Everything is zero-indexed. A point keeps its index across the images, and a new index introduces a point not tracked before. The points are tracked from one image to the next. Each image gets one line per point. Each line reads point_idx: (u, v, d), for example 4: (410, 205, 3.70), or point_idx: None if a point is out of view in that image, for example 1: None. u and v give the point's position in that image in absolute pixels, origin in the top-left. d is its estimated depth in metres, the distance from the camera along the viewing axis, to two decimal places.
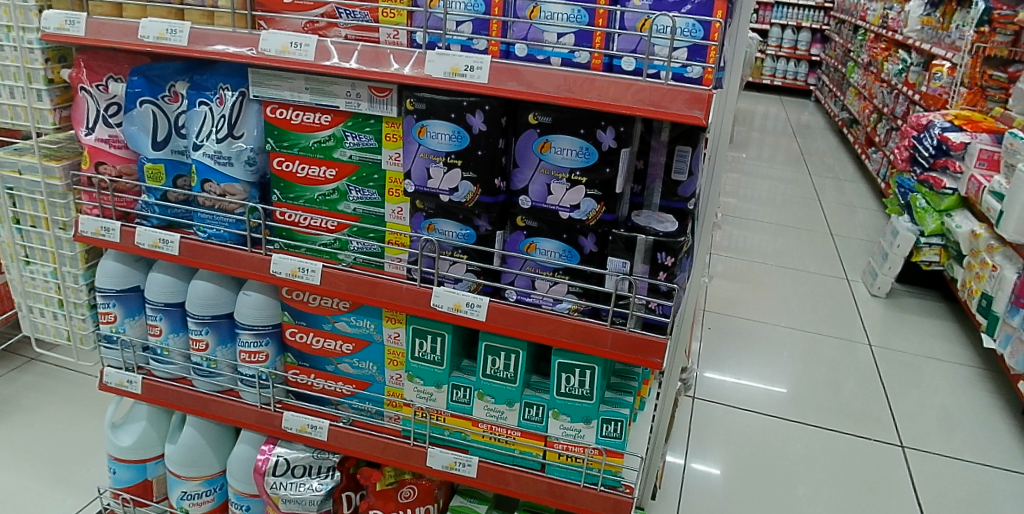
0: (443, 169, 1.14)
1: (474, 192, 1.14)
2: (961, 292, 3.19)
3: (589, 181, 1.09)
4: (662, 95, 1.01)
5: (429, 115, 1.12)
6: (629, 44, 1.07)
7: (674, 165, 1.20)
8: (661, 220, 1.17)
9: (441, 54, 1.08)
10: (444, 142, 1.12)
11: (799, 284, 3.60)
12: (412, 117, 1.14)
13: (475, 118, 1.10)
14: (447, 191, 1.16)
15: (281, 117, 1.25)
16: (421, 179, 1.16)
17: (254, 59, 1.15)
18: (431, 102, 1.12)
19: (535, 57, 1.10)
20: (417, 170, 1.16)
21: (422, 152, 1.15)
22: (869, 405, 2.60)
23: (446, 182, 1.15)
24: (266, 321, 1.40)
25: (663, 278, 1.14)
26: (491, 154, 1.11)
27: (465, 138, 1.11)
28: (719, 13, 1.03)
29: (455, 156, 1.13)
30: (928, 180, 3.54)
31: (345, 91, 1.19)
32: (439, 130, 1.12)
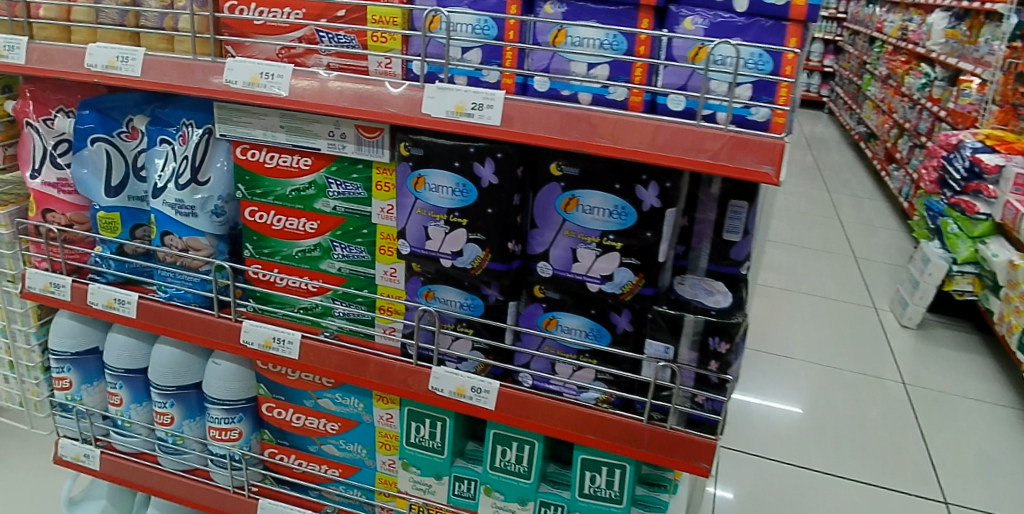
0: (445, 229, 0.93)
1: (483, 258, 0.93)
2: (998, 327, 2.80)
3: (625, 247, 0.88)
4: (721, 144, 0.80)
5: (428, 163, 0.91)
6: (677, 78, 0.86)
7: (726, 223, 0.98)
8: (711, 292, 0.95)
9: (443, 88, 0.87)
10: (446, 197, 0.91)
11: (820, 308, 3.27)
12: (407, 164, 0.93)
13: (484, 168, 0.88)
14: (449, 255, 0.94)
15: (253, 159, 1.05)
16: (418, 240, 0.95)
17: (219, 93, 0.95)
18: (431, 147, 0.91)
19: (559, 93, 0.88)
20: (413, 229, 0.95)
21: (418, 208, 0.94)
22: (903, 450, 2.26)
23: (448, 245, 0.94)
24: (238, 395, 1.20)
25: (714, 368, 0.92)
26: (504, 212, 0.89)
27: (471, 192, 0.90)
28: (792, 42, 0.83)
29: (460, 213, 0.91)
30: (959, 203, 3.16)
31: (328, 131, 0.98)
32: (440, 182, 0.91)
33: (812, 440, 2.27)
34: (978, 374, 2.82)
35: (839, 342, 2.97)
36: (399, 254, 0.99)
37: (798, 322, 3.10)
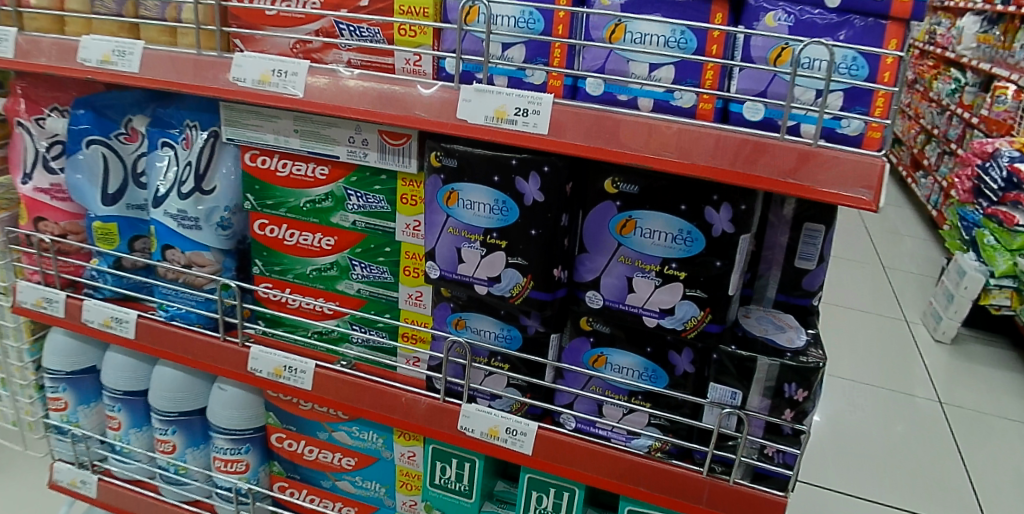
0: (481, 252, 0.81)
1: (525, 285, 0.81)
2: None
3: (690, 278, 0.75)
4: (810, 159, 0.67)
5: (463, 176, 0.79)
6: (754, 83, 0.73)
7: (800, 248, 0.85)
8: (783, 329, 0.84)
9: (481, 90, 0.75)
10: (483, 215, 0.80)
11: (851, 318, 3.10)
12: (438, 176, 0.81)
13: (527, 184, 0.76)
14: (485, 281, 0.82)
15: (264, 166, 0.93)
16: (449, 263, 0.83)
17: (225, 93, 0.84)
18: (466, 157, 0.79)
19: (614, 97, 0.76)
20: (444, 250, 0.83)
21: (450, 226, 0.82)
22: (942, 473, 2.10)
23: (485, 270, 0.82)
24: (246, 424, 1.10)
25: (788, 418, 0.80)
26: (551, 234, 0.77)
27: (513, 210, 0.78)
28: (892, 44, 0.70)
29: (499, 234, 0.79)
30: (996, 214, 2.99)
31: (347, 137, 0.87)
32: (477, 198, 0.79)
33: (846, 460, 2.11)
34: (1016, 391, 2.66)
35: (865, 354, 2.77)
36: (426, 278, 0.87)
37: (823, 330, 2.91)
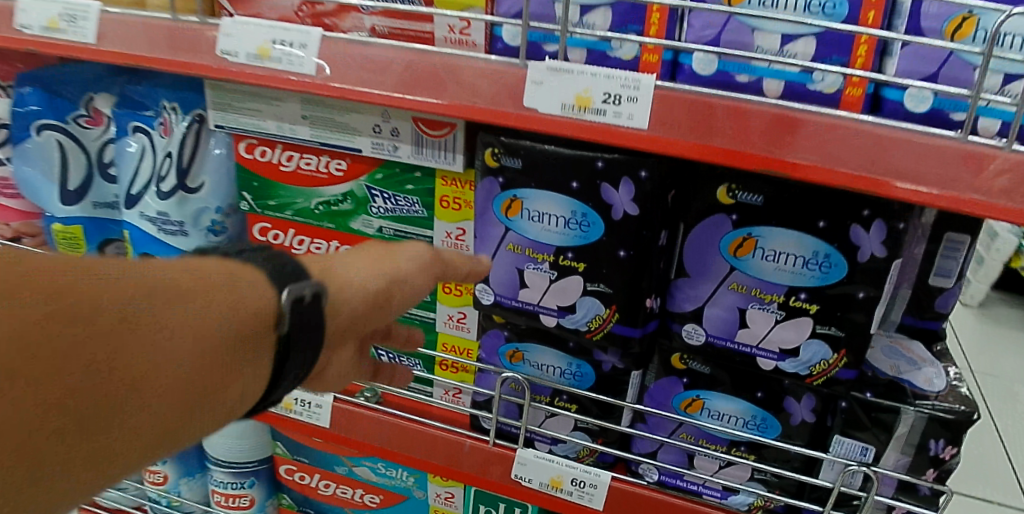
0: (551, 275, 0.65)
1: (606, 318, 0.65)
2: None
3: (823, 313, 0.59)
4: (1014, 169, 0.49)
5: (529, 181, 0.62)
6: (923, 63, 0.54)
7: (936, 265, 0.69)
8: (918, 365, 0.68)
9: (556, 68, 0.57)
10: (556, 230, 0.63)
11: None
12: (496, 179, 0.64)
13: (617, 193, 0.59)
14: (553, 311, 0.66)
15: (264, 160, 0.75)
16: (508, 286, 0.67)
17: (210, 71, 0.65)
18: (534, 156, 0.61)
19: (731, 78, 0.57)
20: (501, 271, 0.67)
21: (510, 243, 0.65)
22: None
23: (555, 297, 0.66)
24: (251, 456, 0.94)
25: (930, 478, 0.64)
26: (646, 256, 0.61)
27: (595, 225, 0.61)
28: None
29: (575, 255, 0.63)
30: None
31: (372, 125, 0.68)
32: (547, 209, 0.62)
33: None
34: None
35: None
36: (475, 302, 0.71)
37: None
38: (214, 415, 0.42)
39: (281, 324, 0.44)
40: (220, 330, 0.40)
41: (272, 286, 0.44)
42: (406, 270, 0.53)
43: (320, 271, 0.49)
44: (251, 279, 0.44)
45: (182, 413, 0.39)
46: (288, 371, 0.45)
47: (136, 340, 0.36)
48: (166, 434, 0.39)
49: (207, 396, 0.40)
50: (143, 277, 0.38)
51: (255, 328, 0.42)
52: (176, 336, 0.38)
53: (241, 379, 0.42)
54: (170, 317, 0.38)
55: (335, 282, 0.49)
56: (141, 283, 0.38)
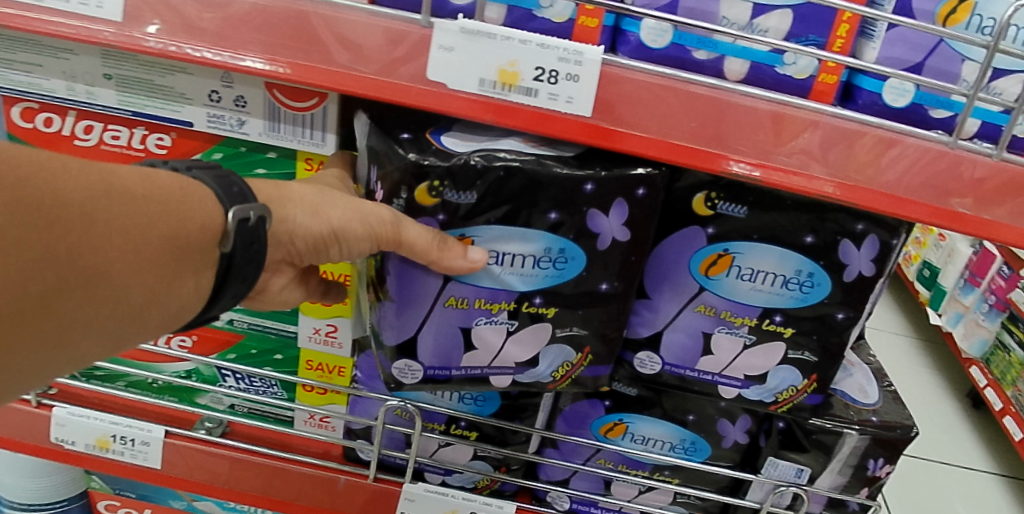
0: (509, 327, 0.51)
1: (579, 364, 0.52)
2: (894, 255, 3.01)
3: (798, 337, 0.52)
4: (988, 177, 0.46)
5: (488, 218, 0.47)
6: (908, 50, 0.47)
7: None
8: (847, 372, 0.63)
9: (471, 32, 0.43)
10: (524, 270, 0.49)
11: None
12: (435, 218, 0.47)
13: (606, 218, 0.47)
14: (509, 369, 0.52)
15: (48, 128, 0.53)
16: (446, 353, 0.51)
17: None
18: (492, 183, 0.46)
19: (686, 54, 0.46)
20: (432, 336, 0.51)
21: (450, 298, 0.50)
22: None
23: (511, 351, 0.52)
24: (54, 496, 0.74)
25: (862, 495, 0.60)
26: (630, 284, 0.50)
27: (573, 257, 0.48)
28: None
29: (544, 299, 0.50)
30: None
31: (206, 92, 0.50)
32: (508, 246, 0.48)
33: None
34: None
35: None
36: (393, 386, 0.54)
37: None
38: (142, 326, 0.40)
39: (226, 242, 0.42)
40: (164, 242, 0.39)
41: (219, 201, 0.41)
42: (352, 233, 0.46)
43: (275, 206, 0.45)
44: (204, 192, 0.42)
45: (108, 323, 0.38)
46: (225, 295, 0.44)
47: (75, 243, 0.34)
48: (67, 354, 0.37)
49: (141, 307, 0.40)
50: (94, 178, 0.36)
51: (225, 243, 0.42)
52: (123, 237, 0.37)
53: (170, 296, 0.41)
54: (132, 222, 0.37)
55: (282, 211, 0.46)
56: (104, 182, 0.36)
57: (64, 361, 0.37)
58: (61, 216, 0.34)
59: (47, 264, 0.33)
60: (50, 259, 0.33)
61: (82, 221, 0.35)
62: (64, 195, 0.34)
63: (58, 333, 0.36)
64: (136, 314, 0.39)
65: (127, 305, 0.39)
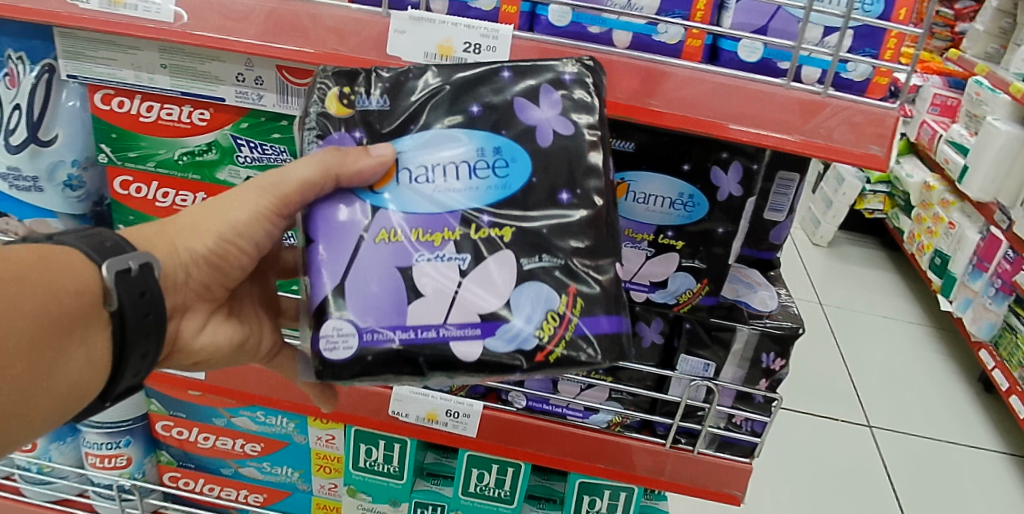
0: (460, 264, 0.55)
1: (571, 314, 0.55)
2: (907, 246, 3.07)
3: (686, 248, 0.67)
4: (819, 109, 0.59)
5: (409, 124, 0.58)
6: (754, 16, 0.60)
7: (770, 199, 0.78)
8: (751, 285, 0.77)
9: (417, 17, 0.60)
10: (458, 180, 0.57)
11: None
12: (355, 136, 0.59)
13: (534, 108, 0.58)
14: (477, 333, 0.54)
15: (120, 110, 0.72)
16: (399, 311, 0.55)
17: (56, 18, 0.63)
18: (402, 87, 0.59)
19: (583, 29, 0.62)
20: (365, 286, 0.55)
21: (381, 231, 0.56)
22: (827, 372, 2.27)
23: (484, 297, 0.55)
24: (123, 414, 0.92)
25: (763, 387, 0.74)
26: (590, 183, 0.58)
27: (505, 157, 0.57)
28: (901, 15, 0.60)
29: (491, 216, 0.56)
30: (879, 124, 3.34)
31: (234, 74, 0.68)
32: (434, 158, 0.57)
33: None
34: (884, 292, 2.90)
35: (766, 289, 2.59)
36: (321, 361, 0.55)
37: None
38: (48, 391, 0.51)
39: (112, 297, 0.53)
40: (53, 312, 0.49)
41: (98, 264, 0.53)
42: (240, 221, 0.60)
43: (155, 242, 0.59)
44: (84, 260, 0.52)
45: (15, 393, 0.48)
46: (130, 352, 0.56)
47: None
48: None
49: (61, 379, 0.52)
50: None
51: (109, 300, 0.53)
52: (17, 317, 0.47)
53: (67, 359, 0.51)
54: (28, 301, 0.48)
55: (170, 246, 0.59)
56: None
57: None
58: None
59: None
60: None
61: None
62: None
63: None
64: (40, 382, 0.50)
65: (33, 377, 0.49)
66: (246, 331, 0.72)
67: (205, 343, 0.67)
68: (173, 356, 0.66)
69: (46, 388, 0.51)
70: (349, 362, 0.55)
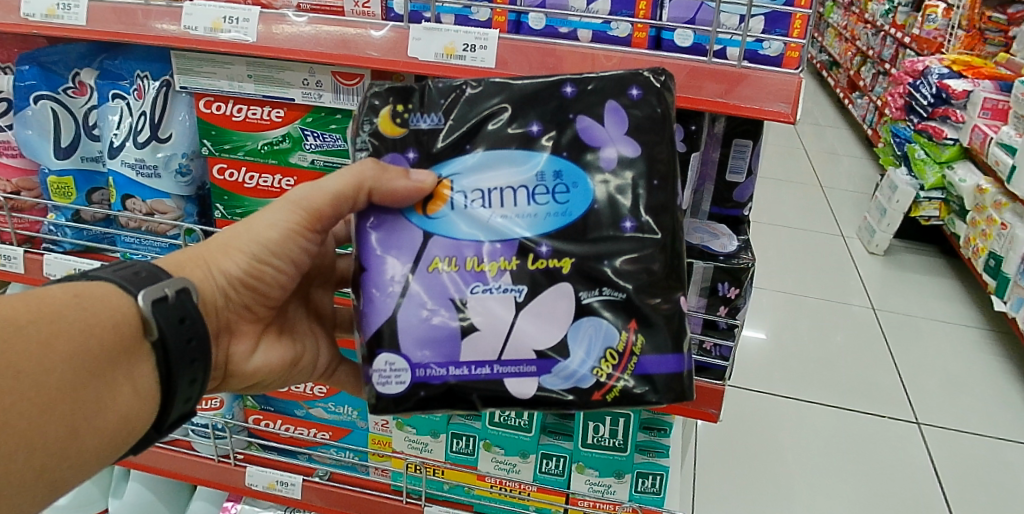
0: (516, 297, 0.67)
1: (631, 350, 0.67)
2: (962, 250, 2.96)
3: None
4: (737, 79, 0.75)
5: (465, 144, 0.70)
6: (684, 11, 0.80)
7: (730, 163, 0.93)
8: (714, 233, 0.94)
9: (430, 29, 0.82)
10: (517, 204, 0.68)
11: (785, 237, 3.27)
12: (406, 154, 0.70)
13: (599, 131, 0.69)
14: (533, 370, 0.67)
15: (218, 112, 0.96)
16: (461, 346, 0.67)
17: (177, 41, 0.87)
18: (461, 104, 0.71)
19: (556, 30, 0.84)
20: (415, 317, 0.67)
21: (437, 260, 0.67)
22: (867, 370, 2.33)
23: (540, 334, 0.67)
24: None
25: (723, 314, 0.90)
26: (652, 210, 0.68)
27: (566, 183, 0.68)
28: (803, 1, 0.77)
29: (549, 249, 0.67)
30: (926, 129, 3.28)
31: (301, 80, 0.91)
32: (497, 186, 0.68)
33: (784, 366, 2.30)
34: (940, 296, 2.88)
35: (807, 305, 2.67)
36: (378, 393, 0.67)
37: None
38: (102, 425, 0.59)
39: (151, 327, 0.62)
40: (99, 344, 0.57)
41: (134, 294, 0.61)
42: (272, 240, 0.71)
43: (192, 266, 0.70)
44: (120, 294, 0.61)
45: (74, 426, 0.56)
46: (177, 376, 0.65)
47: (35, 362, 0.52)
48: (52, 455, 0.55)
49: (118, 409, 0.60)
50: (37, 309, 0.54)
51: (148, 328, 0.62)
52: (68, 356, 0.54)
53: (113, 395, 0.59)
54: (74, 338, 0.55)
55: (209, 263, 0.71)
56: (44, 312, 0.54)
57: (50, 464, 0.55)
58: (25, 341, 0.52)
59: (24, 385, 0.51)
60: (18, 382, 0.51)
61: (38, 346, 0.53)
62: (20, 330, 0.52)
63: (37, 442, 0.53)
64: (92, 417, 0.57)
65: (86, 409, 0.57)
66: (298, 349, 0.84)
67: (258, 363, 0.79)
68: (230, 379, 0.79)
69: (107, 417, 0.59)
70: (402, 394, 0.67)
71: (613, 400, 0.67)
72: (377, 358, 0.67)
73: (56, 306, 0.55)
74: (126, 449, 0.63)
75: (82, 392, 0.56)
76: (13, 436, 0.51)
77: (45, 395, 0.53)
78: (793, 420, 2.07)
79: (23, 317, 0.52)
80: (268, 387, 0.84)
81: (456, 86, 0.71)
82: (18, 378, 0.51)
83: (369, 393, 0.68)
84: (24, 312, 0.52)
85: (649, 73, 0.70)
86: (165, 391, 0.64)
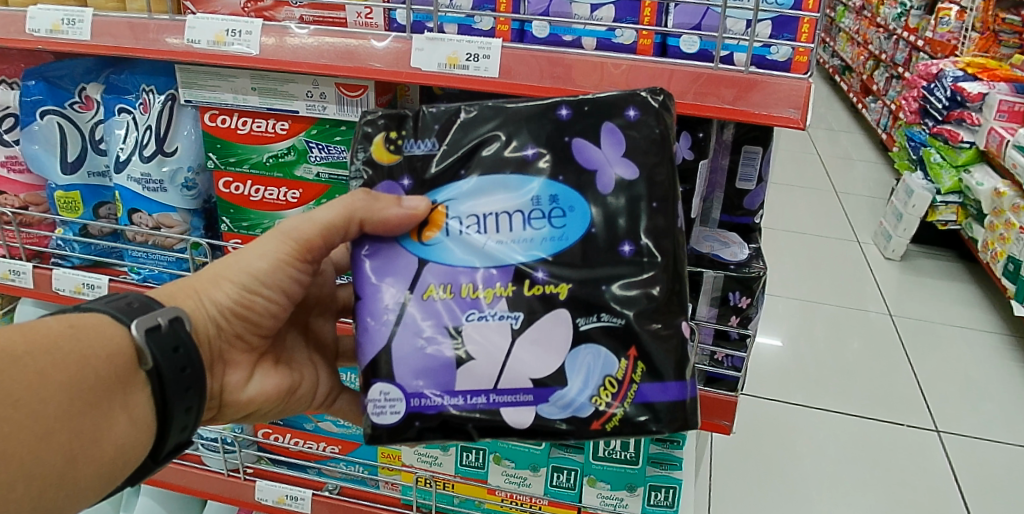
0: (513, 324, 0.66)
1: (630, 379, 0.66)
2: (980, 254, 2.91)
3: None
4: (744, 85, 0.74)
5: (461, 169, 0.69)
6: (689, 17, 0.79)
7: (739, 170, 0.92)
8: (724, 241, 0.92)
9: (433, 38, 0.81)
10: (513, 229, 0.67)
11: (798, 242, 3.24)
12: (401, 184, 0.69)
13: (597, 152, 0.67)
14: (530, 399, 0.66)
15: (223, 126, 0.96)
16: (457, 378, 0.65)
17: (181, 55, 0.87)
18: (455, 129, 0.70)
19: (560, 38, 0.83)
20: (410, 345, 0.66)
21: (432, 287, 0.66)
22: (885, 378, 2.29)
23: (537, 363, 0.65)
24: None
25: (735, 324, 0.88)
26: (652, 233, 0.67)
27: (564, 207, 0.67)
28: (811, 4, 0.76)
29: (547, 276, 0.66)
30: (942, 132, 3.21)
31: (305, 91, 0.91)
32: (492, 212, 0.67)
33: (799, 374, 2.27)
34: (958, 301, 2.83)
35: (822, 312, 2.63)
36: (372, 423, 0.66)
37: None
38: (98, 457, 0.58)
39: (146, 356, 0.61)
40: (94, 373, 0.57)
41: (128, 325, 0.61)
42: (261, 269, 0.71)
43: (183, 296, 0.70)
44: (115, 325, 0.60)
45: (70, 459, 0.55)
46: (173, 404, 0.64)
47: (32, 394, 0.52)
48: (49, 488, 0.54)
49: (115, 439, 0.59)
50: (33, 340, 0.54)
51: (142, 358, 0.61)
52: (65, 386, 0.54)
53: (109, 425, 0.58)
54: (71, 368, 0.55)
55: (199, 294, 0.71)
56: (41, 341, 0.54)
57: (44, 498, 0.54)
58: (21, 374, 0.51)
59: (20, 415, 0.51)
60: (13, 415, 0.50)
61: (35, 377, 0.52)
62: (17, 362, 0.52)
63: (32, 476, 0.52)
64: (89, 448, 0.57)
65: (83, 440, 0.56)
66: (295, 377, 0.83)
67: (252, 392, 0.78)
68: (227, 409, 0.77)
69: (103, 447, 0.58)
70: (397, 424, 0.66)
71: (611, 429, 0.66)
72: (371, 388, 0.66)
73: (51, 337, 0.55)
74: (122, 480, 0.62)
75: (78, 422, 0.55)
76: (9, 467, 0.50)
77: (41, 426, 0.52)
78: (807, 428, 2.04)
79: (21, 350, 0.52)
80: (265, 416, 0.82)
81: (451, 110, 0.70)
82: (14, 410, 0.50)
83: (366, 424, 0.67)
84: (21, 343, 0.52)
85: (647, 93, 0.69)
86: (160, 420, 0.64)
